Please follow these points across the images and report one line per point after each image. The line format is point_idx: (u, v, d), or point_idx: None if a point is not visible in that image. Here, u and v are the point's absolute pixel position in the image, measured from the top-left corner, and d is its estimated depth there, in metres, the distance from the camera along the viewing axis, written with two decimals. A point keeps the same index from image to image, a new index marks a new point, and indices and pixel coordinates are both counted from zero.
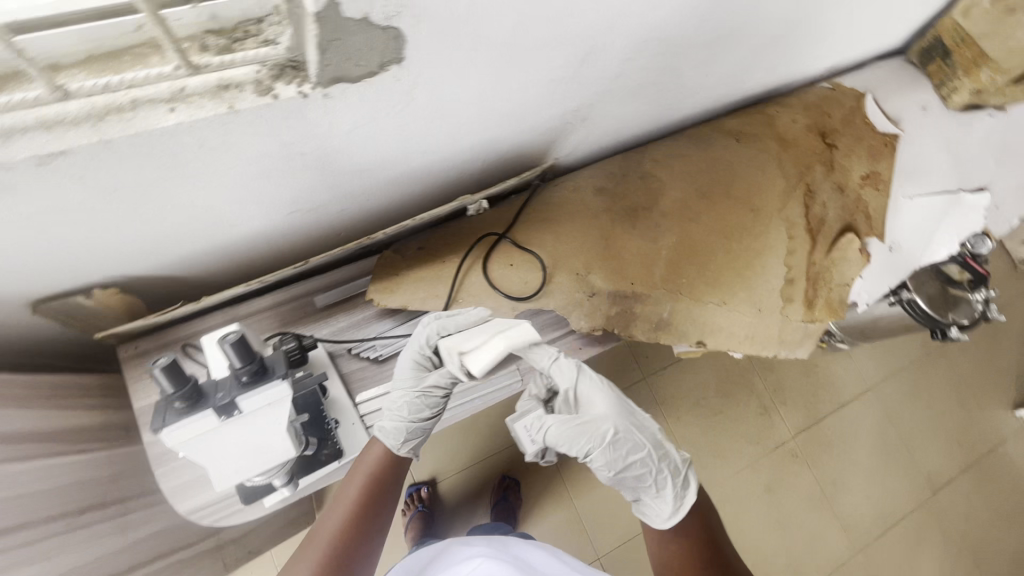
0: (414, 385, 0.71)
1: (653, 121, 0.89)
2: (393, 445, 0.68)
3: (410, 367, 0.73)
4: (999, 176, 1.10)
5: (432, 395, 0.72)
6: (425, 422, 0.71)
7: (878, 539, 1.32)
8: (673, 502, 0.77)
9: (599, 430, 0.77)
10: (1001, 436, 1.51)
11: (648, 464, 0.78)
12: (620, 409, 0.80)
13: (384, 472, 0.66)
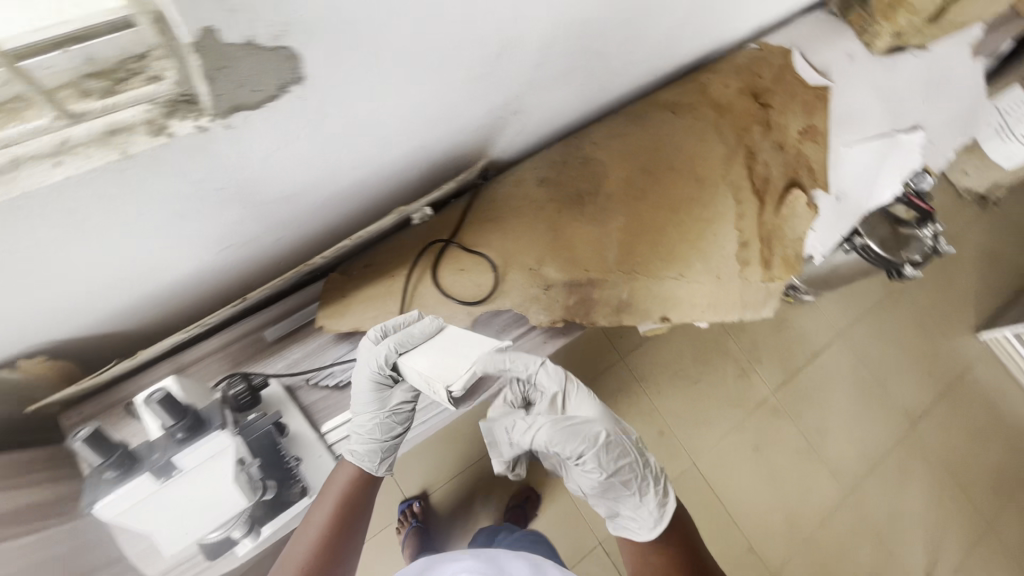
0: (380, 407, 0.68)
1: (587, 104, 0.88)
2: (370, 467, 0.67)
3: (370, 390, 0.67)
4: (929, 113, 1.13)
5: (401, 412, 0.69)
6: (398, 439, 0.69)
7: (866, 478, 1.36)
8: (656, 511, 0.77)
9: (592, 431, 0.76)
10: (967, 361, 1.57)
11: (635, 470, 0.78)
12: (607, 413, 0.80)
13: (357, 488, 0.65)
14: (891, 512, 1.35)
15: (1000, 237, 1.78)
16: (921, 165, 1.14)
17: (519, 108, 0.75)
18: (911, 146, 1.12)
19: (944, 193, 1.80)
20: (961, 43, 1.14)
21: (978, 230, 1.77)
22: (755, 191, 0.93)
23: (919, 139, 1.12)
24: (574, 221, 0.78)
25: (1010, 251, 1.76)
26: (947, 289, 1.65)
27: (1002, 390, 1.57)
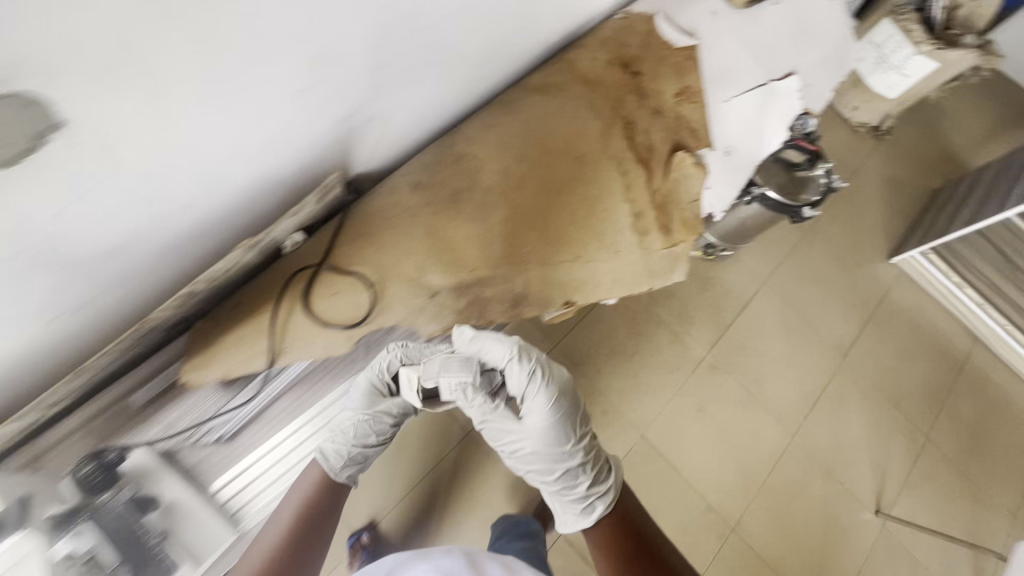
0: (364, 409, 0.88)
1: (454, 100, 0.85)
2: (331, 468, 0.86)
3: (364, 394, 0.89)
4: (799, 58, 1.16)
5: (380, 420, 0.89)
6: (366, 446, 0.88)
7: (808, 416, 1.41)
8: (570, 518, 0.94)
9: (523, 439, 0.93)
10: (885, 286, 1.64)
11: (562, 482, 0.94)
12: (552, 433, 0.91)
13: (322, 490, 0.85)
14: (835, 443, 1.40)
15: (898, 165, 1.87)
16: (802, 109, 1.18)
17: (375, 115, 0.72)
18: (790, 93, 1.15)
19: (841, 131, 1.88)
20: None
21: (877, 161, 1.85)
22: (640, 160, 0.93)
23: (796, 84, 1.15)
24: (453, 221, 0.75)
25: (908, 177, 1.85)
26: (856, 222, 1.72)
27: (920, 307, 1.65)
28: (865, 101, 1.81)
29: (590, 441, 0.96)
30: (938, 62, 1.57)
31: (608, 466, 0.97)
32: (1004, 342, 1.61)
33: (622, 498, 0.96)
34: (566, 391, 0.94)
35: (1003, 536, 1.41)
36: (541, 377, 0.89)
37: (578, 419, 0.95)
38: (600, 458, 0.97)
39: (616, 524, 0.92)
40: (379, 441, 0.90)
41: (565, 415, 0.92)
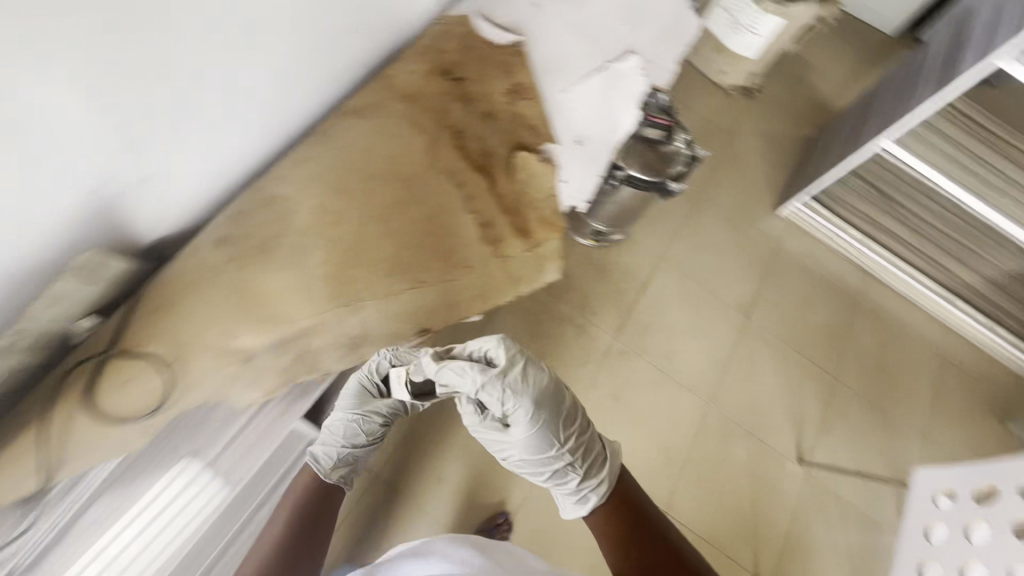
0: (354, 410, 1.08)
1: (260, 141, 0.79)
2: (322, 471, 1.04)
3: (356, 391, 1.11)
4: (636, 35, 1.16)
5: (368, 420, 1.07)
6: (352, 446, 1.07)
7: (721, 381, 1.43)
8: (569, 507, 1.03)
9: (510, 446, 1.04)
10: (775, 239, 1.69)
11: (555, 477, 1.04)
12: (534, 442, 1.01)
13: (309, 485, 1.03)
14: (750, 404, 1.43)
15: (772, 119, 1.93)
16: (649, 86, 1.17)
17: (146, 174, 0.64)
18: (632, 72, 1.14)
19: (714, 96, 1.92)
20: None
21: (752, 119, 1.91)
22: (478, 169, 0.90)
23: (637, 62, 1.14)
24: (265, 272, 0.69)
25: (783, 129, 1.92)
26: (740, 181, 1.76)
27: (813, 254, 1.71)
28: (730, 64, 1.85)
29: (579, 437, 1.05)
30: (783, 17, 1.62)
31: (602, 457, 1.04)
32: (891, 271, 1.69)
33: (616, 482, 1.02)
34: (546, 397, 1.01)
35: (918, 458, 1.48)
36: (512, 396, 0.99)
37: (561, 417, 1.03)
38: (591, 450, 1.05)
39: (608, 511, 0.98)
40: (368, 440, 1.09)
41: (546, 422, 1.01)
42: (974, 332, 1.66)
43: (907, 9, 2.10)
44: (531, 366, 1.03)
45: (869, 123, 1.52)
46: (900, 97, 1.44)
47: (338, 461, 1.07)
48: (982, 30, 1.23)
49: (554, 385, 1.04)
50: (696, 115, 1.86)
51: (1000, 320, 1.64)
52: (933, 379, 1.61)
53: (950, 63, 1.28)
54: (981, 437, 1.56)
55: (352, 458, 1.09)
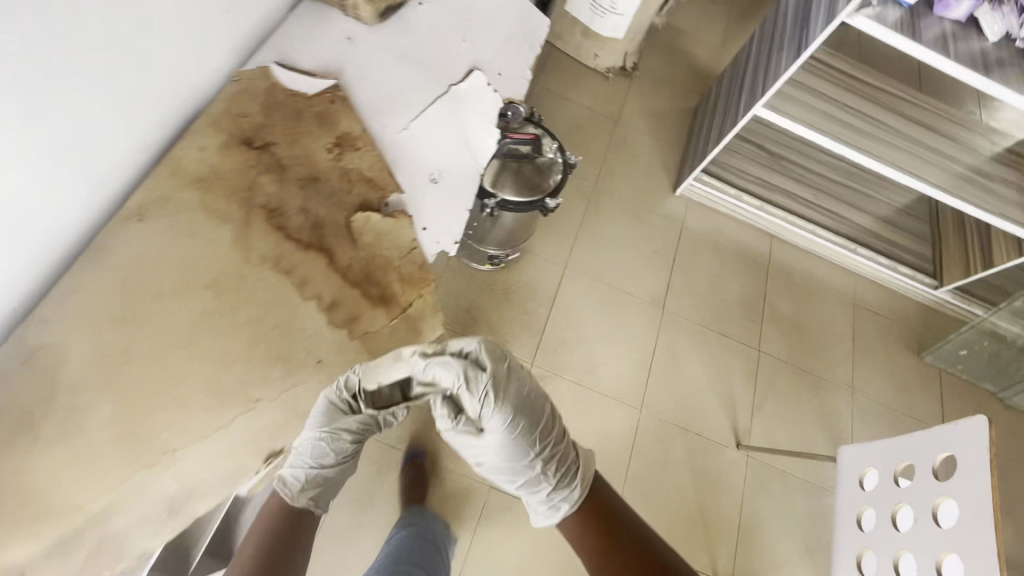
0: (324, 424, 0.73)
1: (22, 279, 0.61)
2: (287, 497, 0.72)
3: (325, 406, 0.74)
4: (477, 51, 1.06)
5: (337, 441, 0.74)
6: (324, 470, 0.74)
7: (649, 382, 1.39)
8: (542, 515, 0.82)
9: (477, 458, 0.80)
10: (678, 221, 1.66)
11: (527, 486, 0.81)
12: (507, 455, 0.79)
13: (275, 520, 0.70)
14: (682, 399, 1.39)
15: (655, 95, 1.88)
16: (502, 100, 1.08)
17: None
18: (479, 90, 1.04)
19: (593, 81, 1.85)
20: None
21: (634, 99, 1.85)
22: (311, 246, 0.77)
23: (481, 78, 1.05)
24: (35, 453, 0.57)
25: (667, 104, 1.88)
26: (632, 167, 1.72)
27: (717, 227, 1.69)
28: (601, 47, 1.78)
29: (561, 448, 0.83)
30: None
31: (578, 465, 0.83)
32: (792, 231, 1.68)
33: (597, 490, 0.82)
34: (530, 406, 0.80)
35: (849, 410, 1.51)
36: (493, 398, 0.76)
37: (545, 426, 0.82)
38: (569, 459, 0.83)
39: (591, 518, 0.79)
40: (341, 461, 0.76)
41: (524, 430, 0.79)
42: (878, 274, 1.70)
43: None
44: (519, 368, 0.81)
45: (743, 92, 1.50)
46: (766, 62, 1.42)
47: (308, 483, 0.73)
48: None
49: (538, 388, 0.82)
50: (578, 106, 1.78)
51: (898, 258, 1.68)
52: (849, 327, 1.64)
53: (804, 25, 1.26)
54: (902, 374, 1.61)
55: (329, 479, 0.75)
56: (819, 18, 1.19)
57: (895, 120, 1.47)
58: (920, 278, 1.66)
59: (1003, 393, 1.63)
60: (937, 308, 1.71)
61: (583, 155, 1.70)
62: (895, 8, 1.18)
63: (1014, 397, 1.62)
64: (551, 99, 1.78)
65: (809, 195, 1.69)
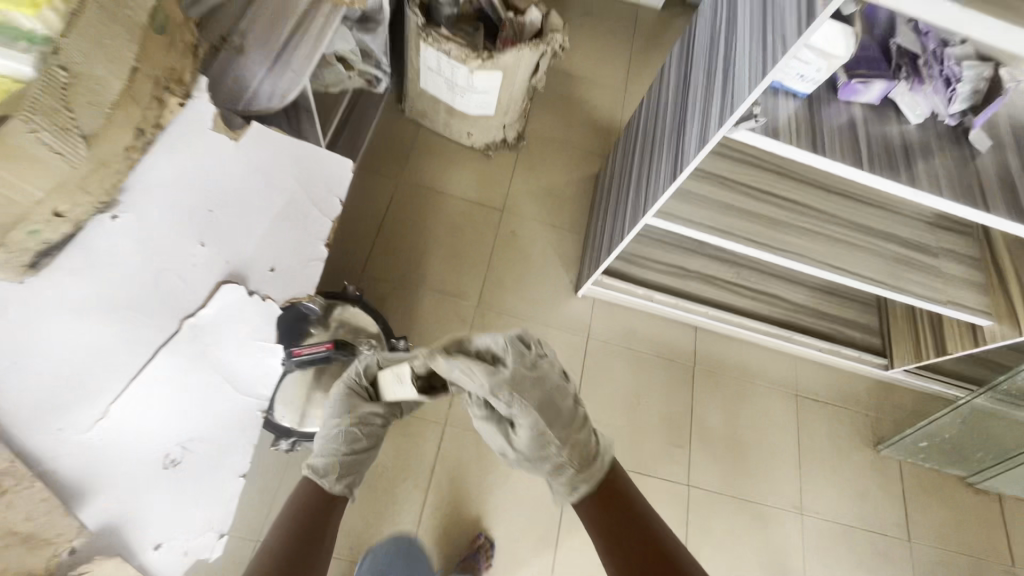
0: (352, 412, 0.86)
1: None
2: (326, 483, 0.80)
3: (346, 394, 0.88)
4: (227, 254, 0.77)
5: (369, 424, 0.87)
6: (357, 453, 0.85)
7: (557, 559, 1.17)
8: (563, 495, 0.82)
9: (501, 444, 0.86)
10: (583, 330, 1.40)
11: (552, 471, 0.82)
12: (530, 447, 0.83)
13: (310, 500, 0.78)
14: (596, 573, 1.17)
15: (550, 165, 1.61)
16: (279, 305, 0.81)
17: None
18: (237, 306, 0.77)
19: (472, 162, 1.57)
20: (197, 131, 0.77)
21: (526, 176, 1.58)
22: None
23: (240, 290, 0.77)
24: None
25: (564, 175, 1.61)
26: (524, 270, 1.44)
27: (630, 327, 1.43)
28: (472, 124, 1.49)
29: (584, 434, 0.84)
30: (498, 70, 1.29)
31: (595, 451, 0.83)
32: (716, 323, 1.43)
33: (613, 471, 0.82)
34: (556, 401, 0.83)
35: (799, 541, 1.29)
36: (519, 395, 0.81)
37: (569, 415, 0.84)
38: (587, 441, 0.83)
39: (605, 503, 0.77)
40: (371, 446, 0.87)
41: (548, 422, 0.82)
42: (822, 358, 1.46)
43: None
44: (546, 367, 0.85)
45: (637, 187, 1.23)
46: (654, 157, 1.16)
47: (339, 467, 0.82)
48: (702, 85, 0.95)
49: (562, 382, 0.86)
50: (454, 199, 1.50)
51: (843, 338, 1.43)
52: (794, 429, 1.41)
53: (685, 128, 0.99)
54: (861, 476, 1.39)
55: (358, 466, 0.85)
56: (697, 128, 0.93)
57: (813, 197, 1.20)
58: (868, 358, 1.44)
59: (973, 476, 1.41)
60: (891, 386, 1.50)
61: (463, 263, 1.43)
62: (788, 101, 0.91)
63: (986, 480, 1.40)
64: (422, 195, 1.49)
65: (735, 276, 1.42)
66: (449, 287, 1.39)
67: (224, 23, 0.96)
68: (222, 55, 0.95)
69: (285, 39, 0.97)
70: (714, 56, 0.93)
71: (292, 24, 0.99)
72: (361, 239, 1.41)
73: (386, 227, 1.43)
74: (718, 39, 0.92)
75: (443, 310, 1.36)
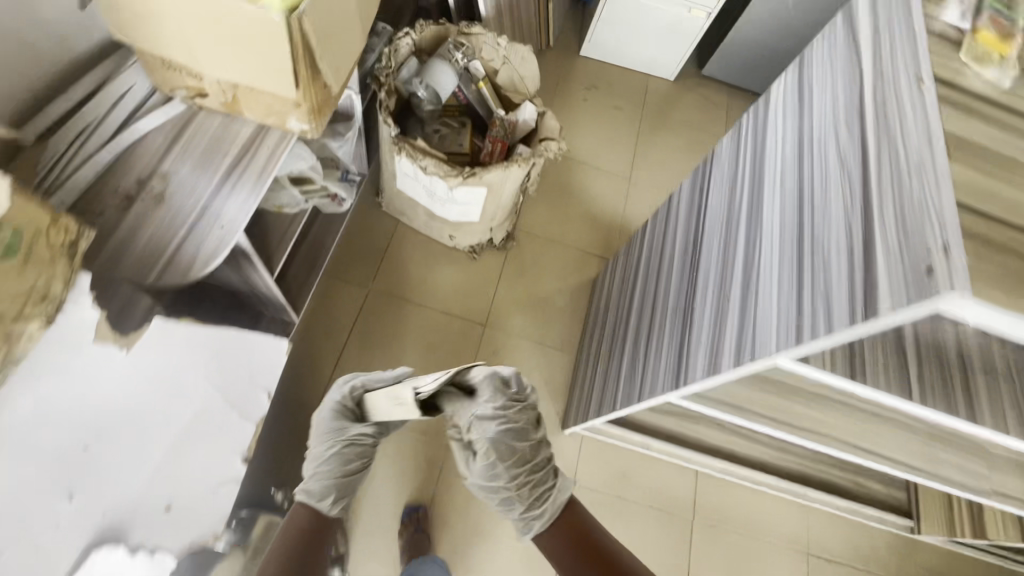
0: (340, 434, 0.91)
1: None
2: (321, 504, 0.87)
3: (333, 417, 0.92)
4: (109, 501, 0.61)
5: (358, 442, 0.91)
6: (347, 474, 0.89)
7: None
8: (523, 528, 0.90)
9: (465, 471, 0.91)
10: (568, 474, 1.24)
11: (503, 505, 0.91)
12: (484, 476, 0.90)
13: (307, 521, 0.84)
14: None
15: (541, 269, 1.45)
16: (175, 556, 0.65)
17: None
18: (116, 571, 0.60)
19: (454, 265, 1.40)
20: (78, 351, 0.61)
21: (514, 281, 1.41)
22: None
23: (118, 550, 0.61)
24: None
25: (558, 281, 1.44)
26: None
27: (622, 470, 1.27)
28: (455, 229, 1.31)
29: (541, 480, 0.91)
30: (483, 186, 1.12)
31: (547, 490, 0.91)
32: (720, 472, 1.25)
33: (574, 509, 0.91)
34: (515, 443, 0.89)
35: None
36: (483, 422, 0.88)
37: (525, 454, 0.91)
38: (543, 484, 0.91)
39: (564, 536, 0.88)
40: (363, 465, 0.91)
41: (502, 454, 0.88)
42: (839, 514, 1.29)
43: (678, 52, 1.71)
44: (519, 403, 0.90)
45: (631, 332, 1.05)
46: (654, 308, 0.97)
47: (333, 492, 0.88)
48: (715, 260, 0.77)
49: (528, 420, 0.91)
50: (431, 310, 1.34)
51: (864, 494, 1.26)
52: None
53: (691, 302, 0.81)
54: None
55: (349, 486, 0.90)
56: (707, 318, 0.74)
57: None
58: (892, 518, 1.26)
59: None
60: (915, 543, 1.33)
61: None
62: None
63: None
64: (394, 307, 1.32)
65: None
66: (418, 420, 1.23)
67: (141, 168, 0.80)
68: (133, 211, 0.77)
69: (212, 187, 0.81)
70: (731, 229, 0.75)
71: (230, 163, 0.84)
72: (319, 362, 1.24)
73: (350, 347, 1.27)
74: (737, 211, 0.75)
75: (409, 452, 1.20)
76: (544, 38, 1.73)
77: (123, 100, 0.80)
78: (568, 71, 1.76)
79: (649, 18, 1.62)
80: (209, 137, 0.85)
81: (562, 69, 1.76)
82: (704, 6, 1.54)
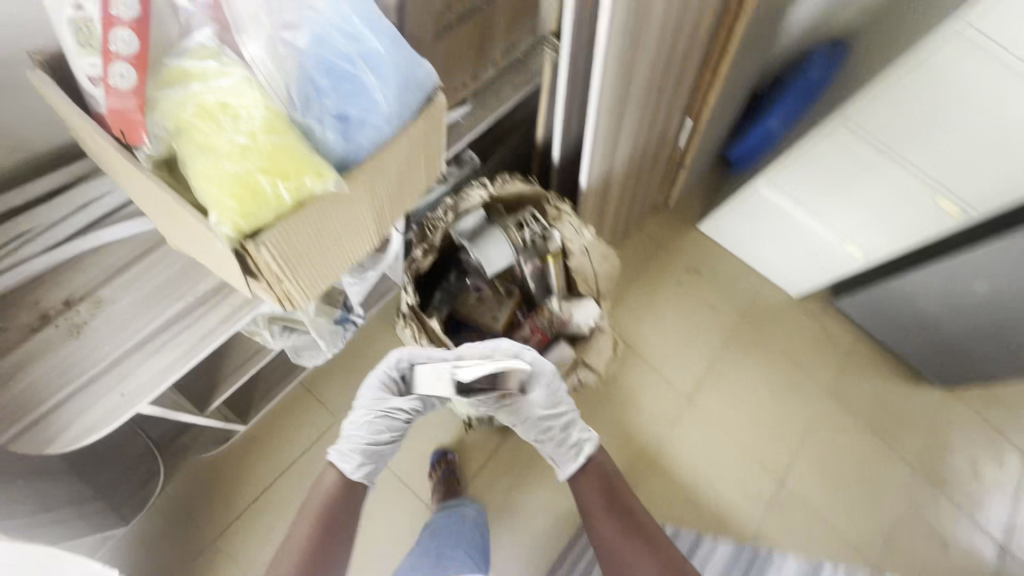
0: (378, 404, 0.87)
1: None
2: (348, 471, 0.84)
3: (377, 387, 0.88)
4: None
5: (394, 413, 0.88)
6: (379, 444, 0.86)
7: None
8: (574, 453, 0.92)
9: (525, 411, 0.92)
10: None
11: (557, 443, 0.93)
12: (545, 406, 0.91)
13: (337, 494, 0.82)
14: None
15: (537, 474, 1.20)
16: None
17: None
18: None
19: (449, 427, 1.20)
20: None
21: (501, 475, 1.20)
22: None
23: None
24: None
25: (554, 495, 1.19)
26: None
27: None
28: None
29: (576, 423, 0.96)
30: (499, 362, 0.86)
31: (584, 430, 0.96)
32: None
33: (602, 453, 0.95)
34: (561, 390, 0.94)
35: None
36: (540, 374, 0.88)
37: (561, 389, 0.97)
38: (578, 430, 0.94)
39: (599, 480, 0.91)
40: (393, 438, 0.88)
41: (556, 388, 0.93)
42: None
43: (811, 274, 1.38)
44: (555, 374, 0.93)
45: None
46: None
47: (362, 457, 0.85)
48: None
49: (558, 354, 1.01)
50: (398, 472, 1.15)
51: None
52: None
53: None
54: None
55: (380, 455, 0.87)
56: None
57: None
58: None
59: None
60: None
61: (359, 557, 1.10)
62: None
63: None
64: None
65: None
66: None
67: (77, 284, 0.68)
68: (36, 339, 0.64)
69: (132, 343, 0.66)
70: None
71: (173, 315, 0.68)
72: (243, 485, 1.09)
73: (284, 482, 1.10)
74: None
75: None
76: (664, 197, 1.51)
77: (88, 209, 0.68)
78: (673, 242, 1.52)
79: (790, 230, 1.32)
80: (171, 271, 0.70)
81: (669, 237, 1.52)
82: (862, 245, 1.22)
